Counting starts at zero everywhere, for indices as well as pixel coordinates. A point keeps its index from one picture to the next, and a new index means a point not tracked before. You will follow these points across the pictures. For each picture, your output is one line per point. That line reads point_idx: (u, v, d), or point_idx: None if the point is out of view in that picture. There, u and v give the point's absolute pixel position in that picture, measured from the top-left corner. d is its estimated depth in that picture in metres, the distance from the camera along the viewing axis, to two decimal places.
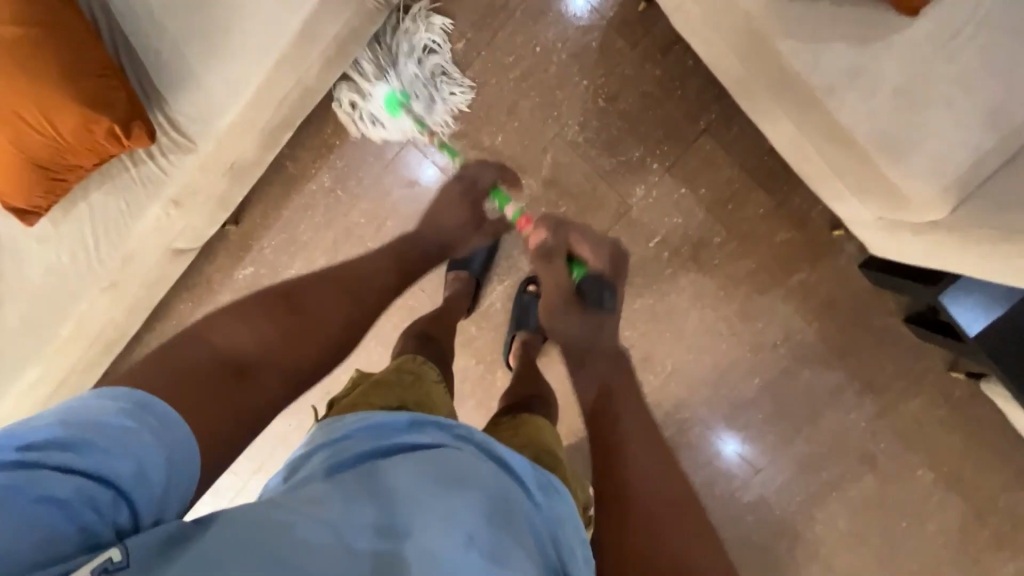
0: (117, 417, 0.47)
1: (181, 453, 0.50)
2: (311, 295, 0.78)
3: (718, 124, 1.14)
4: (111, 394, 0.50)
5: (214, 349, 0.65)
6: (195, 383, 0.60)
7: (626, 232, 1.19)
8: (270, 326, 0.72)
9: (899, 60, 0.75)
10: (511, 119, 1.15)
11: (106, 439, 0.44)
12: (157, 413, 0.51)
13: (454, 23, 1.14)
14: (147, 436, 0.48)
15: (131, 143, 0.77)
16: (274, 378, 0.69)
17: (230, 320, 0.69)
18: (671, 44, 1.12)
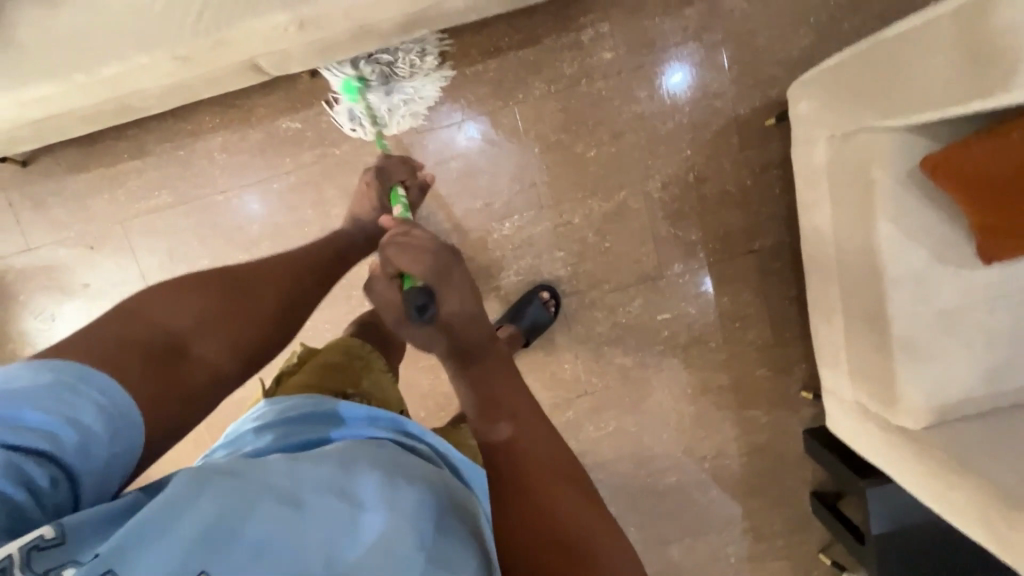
0: (54, 387, 0.45)
1: (130, 430, 0.49)
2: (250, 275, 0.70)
3: (768, 252, 1.22)
4: (41, 363, 0.46)
5: (152, 323, 0.57)
6: (116, 359, 0.51)
7: (644, 297, 1.23)
8: (220, 299, 0.64)
9: (956, 289, 0.85)
10: (610, 144, 1.17)
11: (44, 414, 0.43)
12: (101, 387, 0.48)
13: (616, 32, 1.13)
14: (93, 402, 0.47)
15: None
16: (214, 347, 0.62)
17: (162, 291, 0.61)
18: (772, 166, 1.18)
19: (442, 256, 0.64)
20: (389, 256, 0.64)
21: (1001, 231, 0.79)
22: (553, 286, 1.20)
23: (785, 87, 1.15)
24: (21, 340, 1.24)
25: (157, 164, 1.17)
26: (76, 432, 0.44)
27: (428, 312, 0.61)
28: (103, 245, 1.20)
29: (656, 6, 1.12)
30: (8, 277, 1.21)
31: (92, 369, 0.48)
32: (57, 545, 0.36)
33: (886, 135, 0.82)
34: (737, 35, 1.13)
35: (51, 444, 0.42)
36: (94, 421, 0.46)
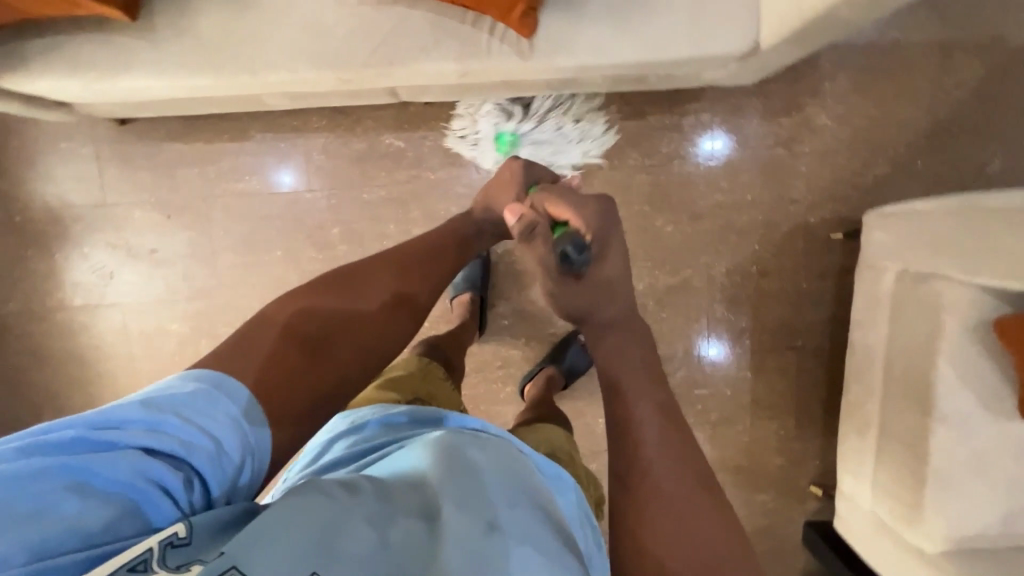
0: (189, 395, 0.47)
1: (255, 436, 0.50)
2: (372, 272, 0.71)
3: (807, 351, 1.30)
4: (186, 372, 0.50)
5: (279, 329, 0.59)
6: (256, 362, 0.55)
7: (687, 370, 1.29)
8: (338, 303, 0.66)
9: (991, 433, 0.93)
10: (686, 223, 1.23)
11: (181, 421, 0.45)
12: (229, 393, 0.50)
13: (715, 124, 1.20)
14: (225, 411, 0.48)
15: (513, 24, 0.74)
16: (348, 352, 0.63)
17: (289, 299, 0.64)
18: (829, 274, 1.26)
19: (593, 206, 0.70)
20: (542, 204, 0.73)
21: None
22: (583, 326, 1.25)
23: (855, 207, 1.24)
24: (72, 291, 1.22)
25: (255, 151, 1.19)
26: (207, 440, 0.45)
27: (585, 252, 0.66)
28: (180, 217, 1.20)
29: (756, 110, 1.20)
30: (76, 228, 1.20)
31: (225, 376, 0.51)
32: (185, 545, 0.39)
33: (959, 288, 0.91)
34: (822, 151, 1.22)
35: (184, 451, 0.44)
36: (225, 427, 0.47)
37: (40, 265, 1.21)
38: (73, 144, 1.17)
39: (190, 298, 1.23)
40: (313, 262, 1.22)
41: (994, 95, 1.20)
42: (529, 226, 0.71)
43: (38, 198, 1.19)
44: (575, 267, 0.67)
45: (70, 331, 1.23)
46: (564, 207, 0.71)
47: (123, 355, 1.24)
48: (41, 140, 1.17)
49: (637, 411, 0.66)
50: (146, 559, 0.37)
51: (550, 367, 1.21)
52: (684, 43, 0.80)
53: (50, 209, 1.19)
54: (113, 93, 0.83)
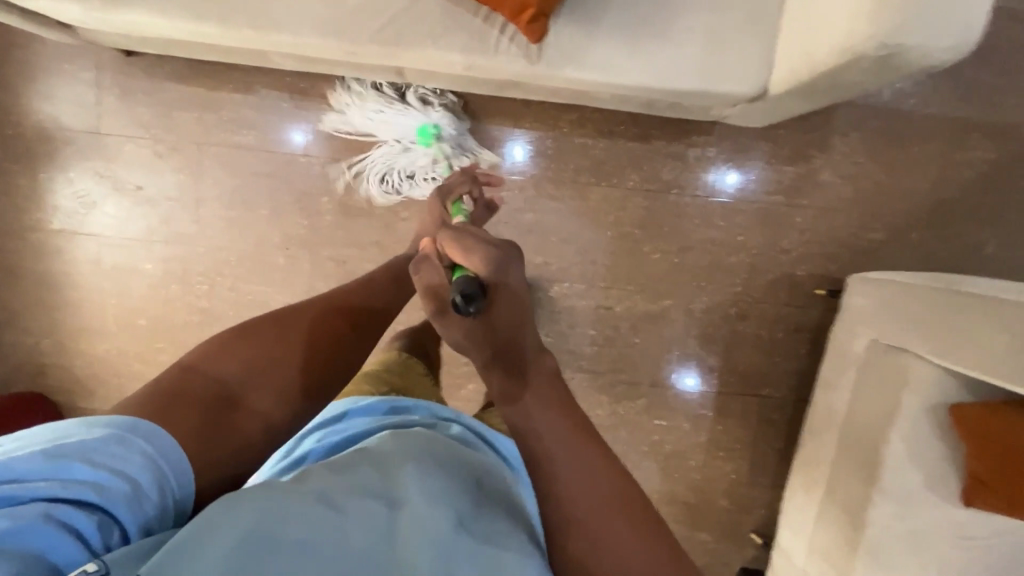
0: (96, 442, 0.51)
1: (172, 466, 0.55)
2: (299, 318, 0.79)
3: (772, 401, 1.29)
4: (89, 420, 0.53)
5: (202, 376, 0.67)
6: (180, 410, 0.61)
7: (650, 399, 1.29)
8: (269, 348, 0.73)
9: (930, 514, 0.93)
10: (674, 254, 1.23)
11: (91, 467, 0.49)
12: (144, 434, 0.55)
13: (719, 161, 1.19)
14: (139, 450, 0.53)
15: (522, 27, 0.73)
16: (266, 398, 0.69)
17: (215, 346, 0.71)
18: (806, 329, 1.26)
19: (495, 251, 0.65)
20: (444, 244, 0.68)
21: (980, 483, 0.88)
22: None
23: (844, 266, 1.23)
24: (52, 215, 1.21)
25: (257, 108, 1.17)
26: (122, 480, 0.50)
27: (476, 303, 0.60)
28: (171, 159, 1.19)
29: (762, 153, 1.19)
30: (66, 151, 1.19)
31: (140, 420, 0.56)
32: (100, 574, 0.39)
33: (925, 367, 0.91)
34: (821, 206, 1.21)
35: (94, 493, 0.47)
36: (140, 467, 0.52)
37: (24, 183, 1.20)
38: (75, 68, 1.16)
39: (169, 240, 1.22)
40: (296, 227, 1.21)
41: (1000, 179, 1.19)
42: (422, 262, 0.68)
43: (33, 115, 1.18)
44: (471, 314, 0.60)
45: (44, 254, 1.23)
46: (456, 248, 0.66)
47: (92, 285, 1.24)
48: (44, 57, 1.15)
49: (533, 441, 0.59)
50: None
51: None
52: (693, 77, 0.79)
53: (43, 128, 1.18)
54: (113, 24, 0.81)
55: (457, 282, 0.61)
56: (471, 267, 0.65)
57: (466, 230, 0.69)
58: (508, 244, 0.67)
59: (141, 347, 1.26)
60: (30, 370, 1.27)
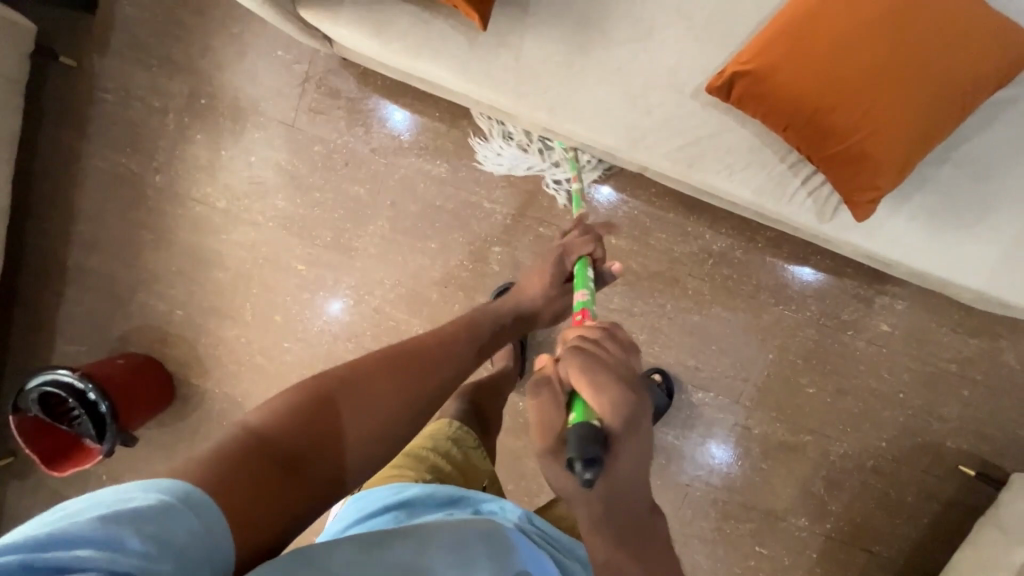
0: (151, 512, 0.42)
1: (214, 546, 0.45)
2: (404, 363, 0.68)
3: (881, 560, 1.24)
4: (153, 480, 0.45)
5: (268, 429, 0.55)
6: (234, 467, 0.50)
7: (758, 525, 1.25)
8: (324, 421, 0.58)
9: None
10: (830, 393, 1.19)
11: (142, 540, 0.40)
12: (195, 506, 0.45)
13: (904, 314, 1.15)
14: (178, 520, 0.43)
15: (852, 199, 0.68)
16: (326, 471, 0.56)
17: (295, 396, 0.59)
18: (938, 500, 1.21)
19: (624, 395, 0.57)
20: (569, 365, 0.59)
21: None
22: (662, 368, 1.18)
23: (998, 450, 1.18)
24: (220, 192, 1.18)
25: (456, 142, 1.14)
26: (165, 555, 0.41)
27: (595, 469, 0.52)
28: (355, 169, 1.15)
29: (950, 319, 1.14)
30: (253, 134, 1.15)
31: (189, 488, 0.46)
32: None
33: None
34: (993, 385, 1.16)
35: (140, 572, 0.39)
36: (184, 544, 0.42)
37: (202, 153, 1.17)
38: (288, 56, 1.12)
39: (329, 246, 1.19)
40: (460, 268, 1.18)
41: None
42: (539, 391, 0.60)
43: (232, 89, 1.14)
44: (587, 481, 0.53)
45: (202, 227, 1.20)
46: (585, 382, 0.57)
47: (240, 270, 1.21)
48: (260, 37, 1.12)
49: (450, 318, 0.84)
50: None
51: None
52: (981, 277, 0.74)
53: (236, 105, 1.15)
54: (402, 69, 0.77)
55: (572, 438, 0.53)
56: (595, 409, 0.56)
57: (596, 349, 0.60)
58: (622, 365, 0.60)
59: (271, 343, 1.23)
60: (153, 335, 1.25)
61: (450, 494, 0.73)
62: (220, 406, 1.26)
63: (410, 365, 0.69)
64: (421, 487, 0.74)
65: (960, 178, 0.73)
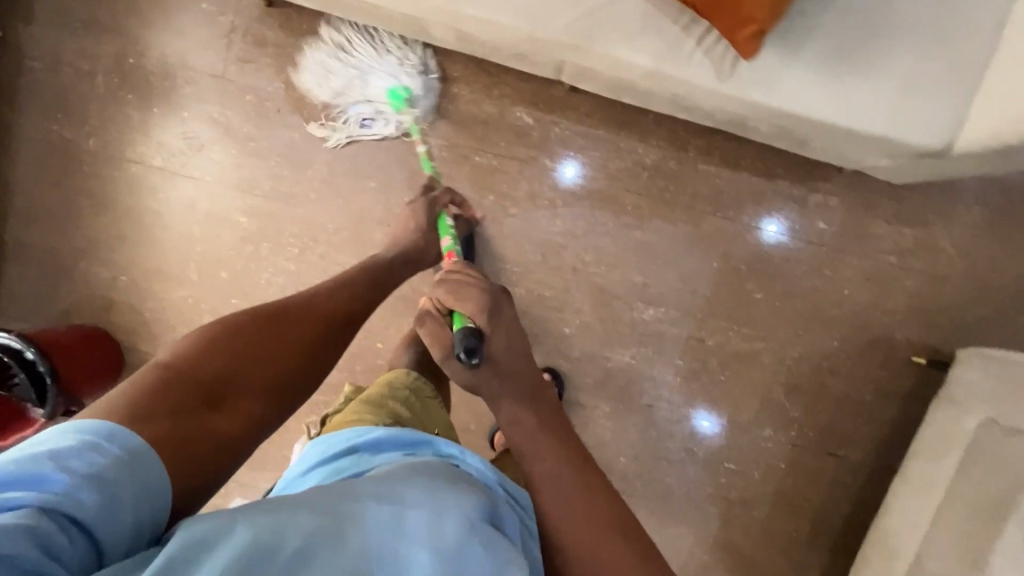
0: (77, 449, 0.48)
1: (144, 481, 0.51)
2: (290, 315, 0.78)
3: (847, 464, 1.24)
4: (74, 429, 0.50)
5: (183, 377, 0.64)
6: (145, 411, 0.57)
7: (723, 439, 1.24)
8: (245, 352, 0.71)
9: None
10: (778, 297, 1.20)
11: (67, 477, 0.45)
12: (120, 442, 0.51)
13: (837, 209, 1.17)
14: (108, 458, 0.49)
15: (739, 42, 0.71)
16: (254, 401, 0.68)
17: (197, 349, 0.68)
18: (895, 395, 1.22)
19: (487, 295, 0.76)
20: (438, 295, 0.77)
21: None
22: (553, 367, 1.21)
23: (947, 337, 1.19)
24: (156, 150, 1.18)
25: (385, 78, 1.15)
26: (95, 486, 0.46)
27: (466, 346, 0.71)
28: (288, 115, 1.17)
29: (882, 211, 1.17)
30: (184, 89, 1.16)
31: (115, 430, 0.52)
32: None
33: None
34: (932, 273, 1.18)
35: (70, 502, 0.44)
36: (114, 477, 0.48)
37: (135, 114, 1.17)
38: (213, 10, 1.15)
39: (269, 196, 1.19)
40: (401, 205, 1.18)
41: None
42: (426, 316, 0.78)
43: (159, 47, 1.15)
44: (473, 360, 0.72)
45: (140, 187, 1.20)
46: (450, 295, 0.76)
47: (180, 227, 1.20)
48: None
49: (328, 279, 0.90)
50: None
51: None
52: (883, 120, 0.77)
53: (165, 63, 1.16)
54: None
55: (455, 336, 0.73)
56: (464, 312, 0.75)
57: (458, 278, 0.78)
58: (496, 287, 0.78)
59: (218, 300, 1.22)
60: (97, 303, 1.23)
61: (416, 437, 0.71)
62: None
63: (289, 311, 0.79)
64: (384, 431, 0.73)
65: (851, 23, 0.75)
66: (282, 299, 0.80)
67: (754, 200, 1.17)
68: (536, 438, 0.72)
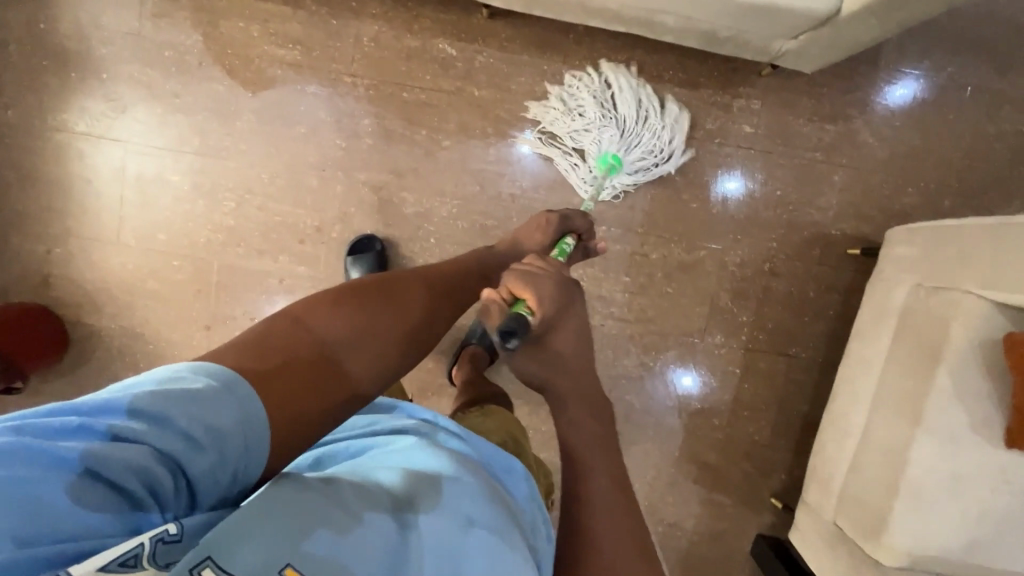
0: (201, 394, 0.43)
1: (257, 442, 0.46)
2: (409, 289, 0.72)
3: (799, 362, 1.27)
4: (203, 366, 0.46)
5: (305, 332, 0.58)
6: (273, 366, 0.52)
7: (679, 351, 1.26)
8: (365, 314, 0.64)
9: (979, 458, 0.91)
10: (715, 204, 1.23)
11: (188, 420, 0.41)
12: (241, 398, 0.46)
13: (761, 112, 1.20)
14: (227, 408, 0.44)
15: None
16: (361, 370, 0.60)
17: (322, 303, 0.62)
18: (837, 289, 1.26)
19: (556, 281, 0.65)
20: (503, 279, 0.65)
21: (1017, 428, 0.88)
22: None
23: (877, 228, 1.24)
24: (79, 116, 1.17)
25: (303, 21, 1.15)
26: (211, 437, 0.42)
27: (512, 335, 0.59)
28: (210, 68, 1.16)
29: (803, 109, 1.21)
30: (101, 50, 1.15)
31: (242, 380, 0.47)
32: (172, 542, 0.38)
33: (975, 301, 0.89)
34: (857, 165, 1.22)
35: (186, 449, 0.41)
36: (231, 430, 0.44)
37: (53, 80, 1.15)
38: None
39: (199, 151, 1.18)
40: (334, 148, 1.18)
41: None
42: (490, 306, 0.64)
43: (71, 11, 1.14)
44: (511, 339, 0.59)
45: (67, 155, 1.18)
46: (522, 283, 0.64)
47: (111, 192, 1.19)
48: None
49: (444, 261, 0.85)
50: (137, 554, 0.35)
51: (474, 346, 1.20)
52: None
53: (79, 25, 1.14)
54: None
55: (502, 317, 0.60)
56: (525, 300, 0.63)
57: (529, 266, 0.67)
58: (563, 275, 0.67)
59: (158, 263, 1.20)
60: (33, 279, 1.20)
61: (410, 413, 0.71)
62: (119, 341, 1.21)
63: (408, 285, 0.73)
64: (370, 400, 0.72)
65: None
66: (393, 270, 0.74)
67: (680, 108, 1.20)
68: (596, 450, 0.63)
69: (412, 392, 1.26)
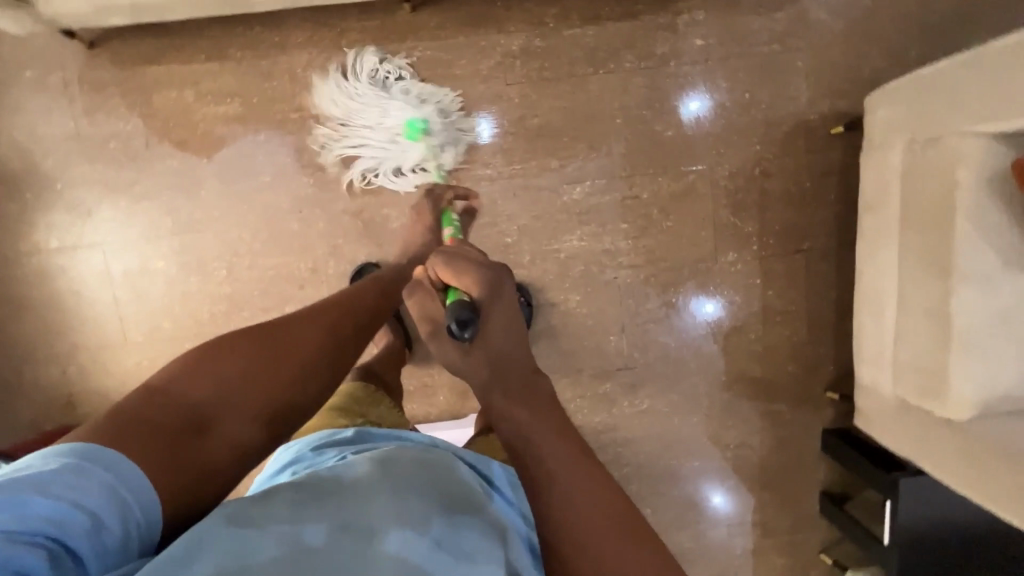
0: (60, 471, 0.44)
1: (140, 500, 0.47)
2: (295, 326, 0.70)
3: (815, 254, 1.26)
4: (57, 449, 0.46)
5: (172, 400, 0.56)
6: (137, 437, 0.51)
7: (697, 279, 1.26)
8: (236, 363, 0.62)
9: (1019, 288, 0.91)
10: (688, 126, 1.21)
11: (46, 497, 0.41)
12: (107, 463, 0.47)
13: (707, 20, 1.18)
14: (92, 476, 0.45)
15: None
16: (242, 425, 0.59)
17: (191, 362, 0.60)
18: (831, 172, 1.24)
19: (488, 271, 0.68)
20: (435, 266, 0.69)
21: None
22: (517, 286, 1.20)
23: (854, 99, 1.22)
24: (48, 233, 1.15)
25: (233, 70, 1.13)
26: (80, 509, 0.42)
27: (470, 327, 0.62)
28: (158, 146, 1.14)
29: (748, 5, 1.18)
30: (46, 162, 1.13)
31: (108, 447, 0.48)
32: None
33: (973, 140, 0.88)
34: (816, 43, 1.20)
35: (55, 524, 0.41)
36: (101, 496, 0.44)
37: (11, 207, 1.14)
38: (40, 74, 1.11)
39: (175, 230, 1.17)
40: (303, 187, 1.17)
41: None
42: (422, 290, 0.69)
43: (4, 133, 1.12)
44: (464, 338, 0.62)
45: (49, 275, 1.16)
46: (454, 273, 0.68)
47: (104, 297, 1.18)
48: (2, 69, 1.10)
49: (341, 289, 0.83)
50: None
51: None
52: None
53: (17, 145, 1.12)
54: None
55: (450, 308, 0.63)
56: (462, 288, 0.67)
57: (461, 255, 0.71)
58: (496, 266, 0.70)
59: (172, 351, 1.20)
60: (58, 403, 1.20)
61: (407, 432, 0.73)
62: None
63: (291, 323, 0.70)
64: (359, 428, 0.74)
65: None
66: (286, 315, 0.71)
67: (626, 42, 1.17)
68: None
69: (453, 398, 1.26)
